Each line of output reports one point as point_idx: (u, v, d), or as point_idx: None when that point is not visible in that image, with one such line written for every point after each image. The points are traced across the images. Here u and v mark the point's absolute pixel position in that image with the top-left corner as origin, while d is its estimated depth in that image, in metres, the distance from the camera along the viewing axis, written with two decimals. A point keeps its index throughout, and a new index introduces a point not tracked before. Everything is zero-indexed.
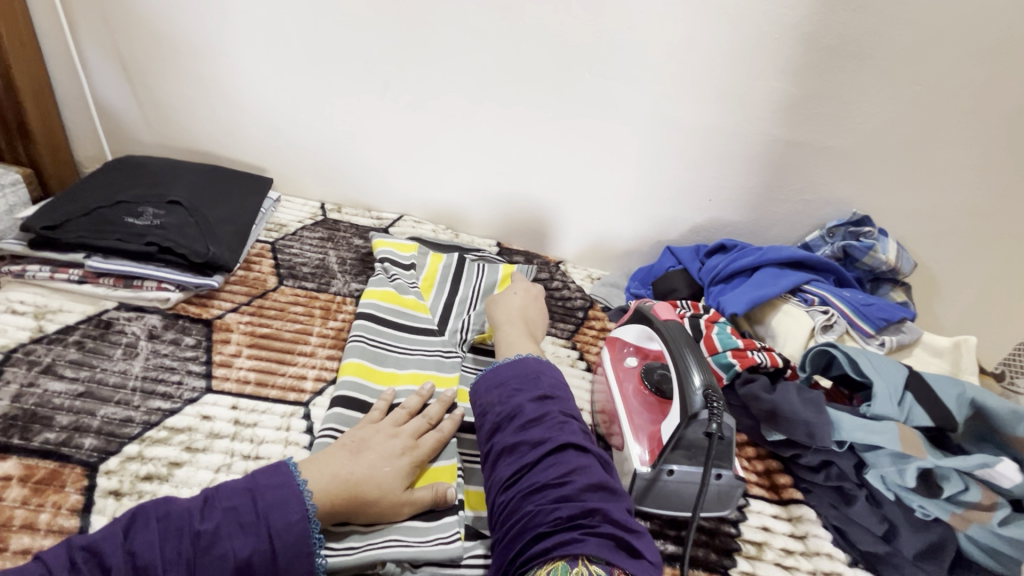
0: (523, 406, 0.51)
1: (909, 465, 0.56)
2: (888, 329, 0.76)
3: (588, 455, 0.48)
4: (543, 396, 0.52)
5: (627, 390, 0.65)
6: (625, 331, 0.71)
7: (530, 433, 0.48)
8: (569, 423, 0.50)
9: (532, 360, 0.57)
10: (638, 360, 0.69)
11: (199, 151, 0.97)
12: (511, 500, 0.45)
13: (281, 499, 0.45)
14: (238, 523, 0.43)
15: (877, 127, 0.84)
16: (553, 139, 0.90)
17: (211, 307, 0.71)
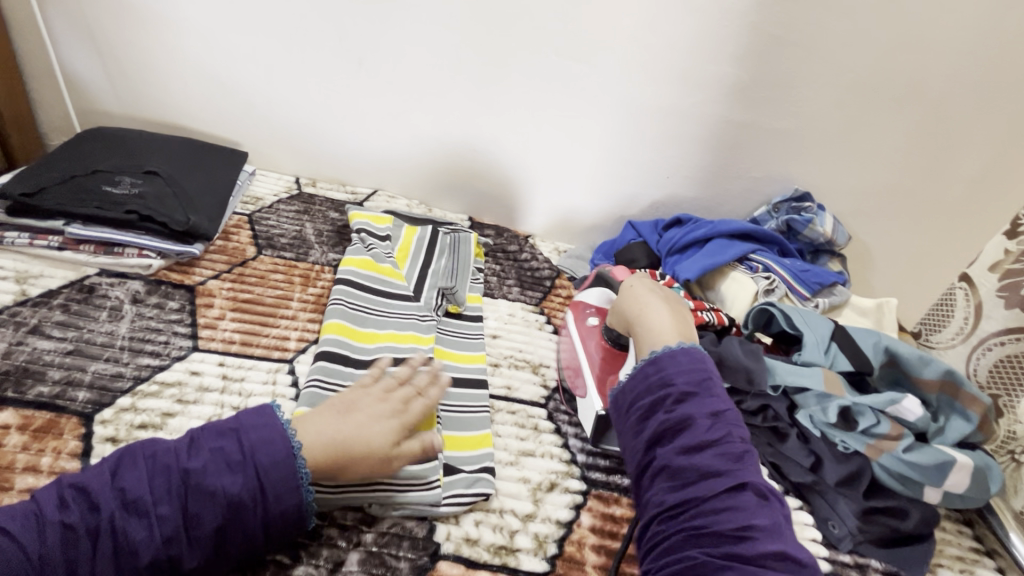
0: (687, 415, 0.51)
1: (831, 402, 0.65)
2: (822, 292, 0.85)
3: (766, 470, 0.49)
4: (690, 394, 0.53)
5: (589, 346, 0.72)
6: (588, 295, 0.79)
7: (700, 453, 0.49)
8: (734, 434, 0.50)
9: (689, 349, 0.57)
10: (598, 319, 0.76)
11: (171, 124, 0.97)
12: (666, 512, 0.48)
13: (266, 439, 0.47)
14: (225, 462, 0.45)
15: (818, 111, 0.92)
16: (523, 118, 0.95)
17: (193, 273, 0.74)
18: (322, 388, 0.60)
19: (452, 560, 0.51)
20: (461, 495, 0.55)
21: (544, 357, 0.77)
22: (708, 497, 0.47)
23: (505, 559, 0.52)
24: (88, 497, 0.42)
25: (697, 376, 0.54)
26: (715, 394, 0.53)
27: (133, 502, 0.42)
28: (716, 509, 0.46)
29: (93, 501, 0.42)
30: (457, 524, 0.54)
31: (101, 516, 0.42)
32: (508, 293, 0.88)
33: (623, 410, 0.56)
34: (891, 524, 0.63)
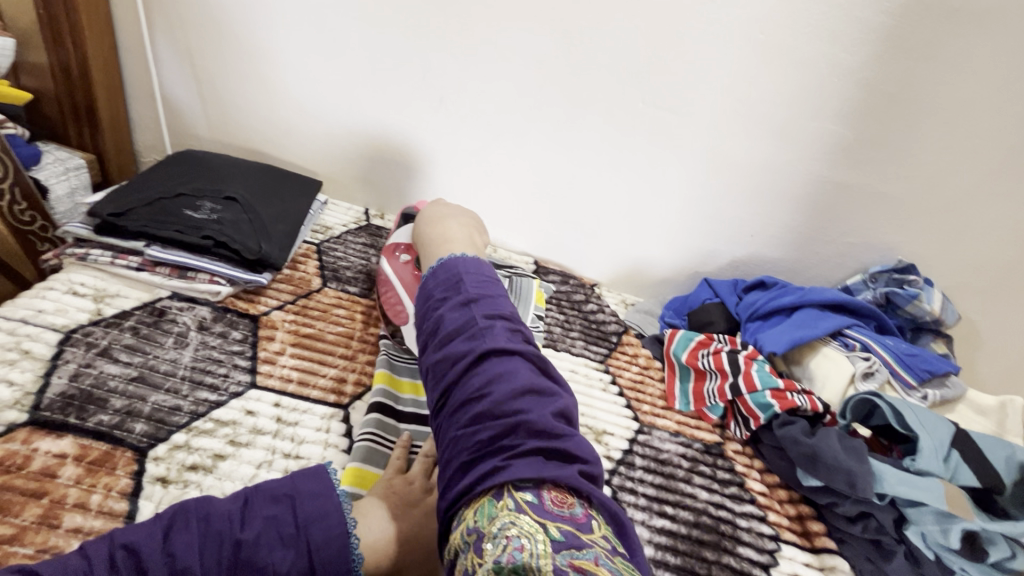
0: (461, 321, 0.47)
1: (954, 525, 0.56)
2: (931, 381, 0.75)
3: (515, 351, 0.45)
4: (444, 301, 0.49)
5: (404, 281, 0.73)
6: (397, 234, 0.78)
7: (452, 351, 0.45)
8: (480, 325, 0.46)
9: (480, 261, 0.55)
10: (409, 255, 0.76)
11: (253, 149, 1.00)
12: (444, 418, 0.43)
13: (322, 511, 0.44)
14: (278, 534, 0.42)
15: (929, 176, 0.84)
16: (601, 164, 0.91)
17: (258, 303, 0.73)
18: (383, 446, 0.58)
19: None
20: None
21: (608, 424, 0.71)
22: (472, 396, 0.42)
23: None
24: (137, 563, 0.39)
25: (483, 280, 0.51)
26: (461, 297, 0.49)
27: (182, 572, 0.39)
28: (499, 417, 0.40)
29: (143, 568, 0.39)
30: None
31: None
32: (572, 346, 0.83)
33: (422, 328, 0.49)
34: None
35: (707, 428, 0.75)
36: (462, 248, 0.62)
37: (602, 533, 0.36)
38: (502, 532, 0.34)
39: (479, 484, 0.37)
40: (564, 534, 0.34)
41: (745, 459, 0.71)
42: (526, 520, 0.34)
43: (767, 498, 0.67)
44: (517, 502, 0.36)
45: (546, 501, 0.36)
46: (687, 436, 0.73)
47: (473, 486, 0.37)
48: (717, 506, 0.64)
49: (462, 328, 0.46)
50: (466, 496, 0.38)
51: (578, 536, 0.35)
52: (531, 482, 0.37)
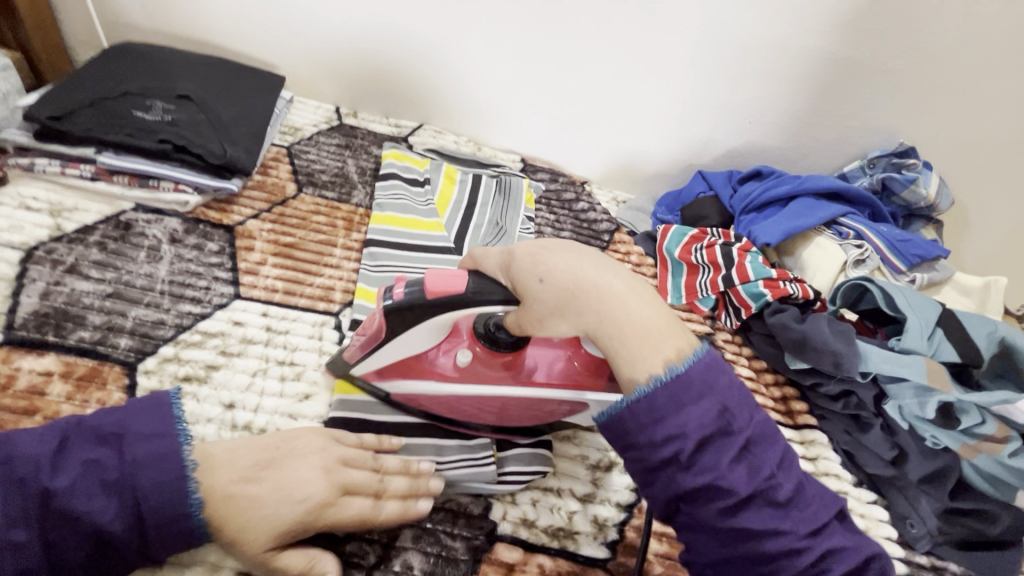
0: (683, 427, 0.38)
1: (931, 397, 0.59)
2: (920, 266, 0.75)
3: (779, 450, 0.41)
4: (706, 438, 0.38)
5: (481, 380, 0.50)
6: (409, 342, 0.49)
7: (695, 470, 0.38)
8: (730, 440, 0.39)
9: (707, 357, 0.41)
10: (467, 351, 0.51)
11: (203, 42, 0.89)
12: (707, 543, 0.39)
13: (155, 454, 0.40)
14: (99, 480, 0.39)
15: (939, 48, 0.78)
16: (593, 45, 0.83)
17: (231, 213, 0.68)
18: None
19: (509, 542, 0.48)
20: (518, 473, 0.51)
21: None
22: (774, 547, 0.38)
23: (564, 543, 0.49)
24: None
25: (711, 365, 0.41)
26: (733, 436, 0.39)
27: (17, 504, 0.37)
28: (753, 488, 0.38)
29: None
30: (513, 502, 0.50)
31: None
32: None
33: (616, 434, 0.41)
34: (979, 528, 0.57)
35: (699, 320, 0.76)
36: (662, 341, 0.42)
37: None
38: None
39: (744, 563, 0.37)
40: None
41: (734, 347, 0.73)
42: None
43: (754, 383, 0.69)
44: None
45: None
46: None
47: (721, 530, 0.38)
48: None
49: (659, 438, 0.39)
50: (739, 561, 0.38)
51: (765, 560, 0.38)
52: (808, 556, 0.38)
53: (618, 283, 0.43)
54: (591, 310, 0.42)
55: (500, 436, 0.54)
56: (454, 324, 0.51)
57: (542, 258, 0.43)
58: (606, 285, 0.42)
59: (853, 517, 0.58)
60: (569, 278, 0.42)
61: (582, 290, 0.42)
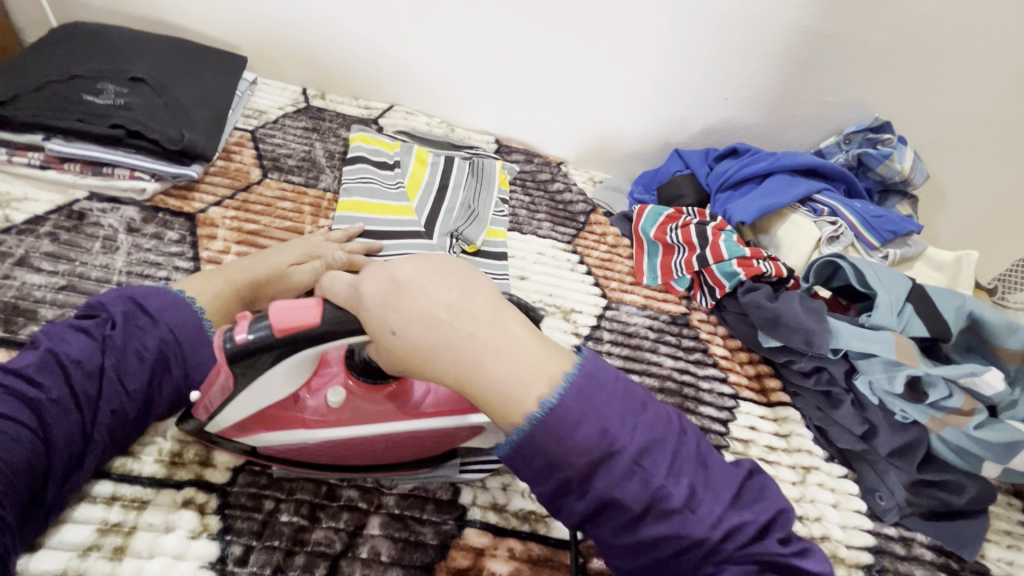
0: (614, 495, 0.38)
1: (899, 372, 0.59)
2: (893, 241, 0.75)
3: (717, 482, 0.41)
4: (592, 465, 0.38)
5: (367, 414, 0.46)
6: (268, 387, 0.44)
7: (644, 529, 0.38)
8: (667, 493, 0.38)
9: (588, 368, 0.40)
10: (337, 388, 0.47)
11: (159, 21, 0.85)
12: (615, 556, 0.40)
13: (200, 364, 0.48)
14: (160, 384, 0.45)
15: (915, 19, 0.77)
16: (565, 21, 0.81)
17: (192, 200, 0.66)
18: None
19: (479, 527, 0.47)
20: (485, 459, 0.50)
21: (575, 302, 0.71)
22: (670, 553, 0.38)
23: (535, 526, 0.49)
24: (105, 301, 0.46)
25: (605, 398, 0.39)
26: (618, 458, 0.38)
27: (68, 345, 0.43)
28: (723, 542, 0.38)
29: (98, 313, 0.45)
30: (484, 487, 0.50)
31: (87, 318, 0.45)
32: (538, 228, 0.80)
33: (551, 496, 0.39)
34: (947, 499, 0.57)
35: (674, 300, 0.75)
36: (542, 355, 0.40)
37: None
38: None
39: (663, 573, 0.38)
40: None
41: (709, 327, 0.73)
42: None
43: (729, 361, 0.69)
44: None
45: None
46: (654, 309, 0.73)
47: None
48: (682, 372, 0.66)
49: (589, 475, 0.38)
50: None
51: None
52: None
53: (475, 315, 0.40)
54: (470, 362, 0.39)
55: None
56: (320, 358, 0.46)
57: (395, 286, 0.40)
58: (467, 326, 0.39)
59: (823, 491, 0.59)
60: (427, 324, 0.39)
61: (430, 308, 0.39)
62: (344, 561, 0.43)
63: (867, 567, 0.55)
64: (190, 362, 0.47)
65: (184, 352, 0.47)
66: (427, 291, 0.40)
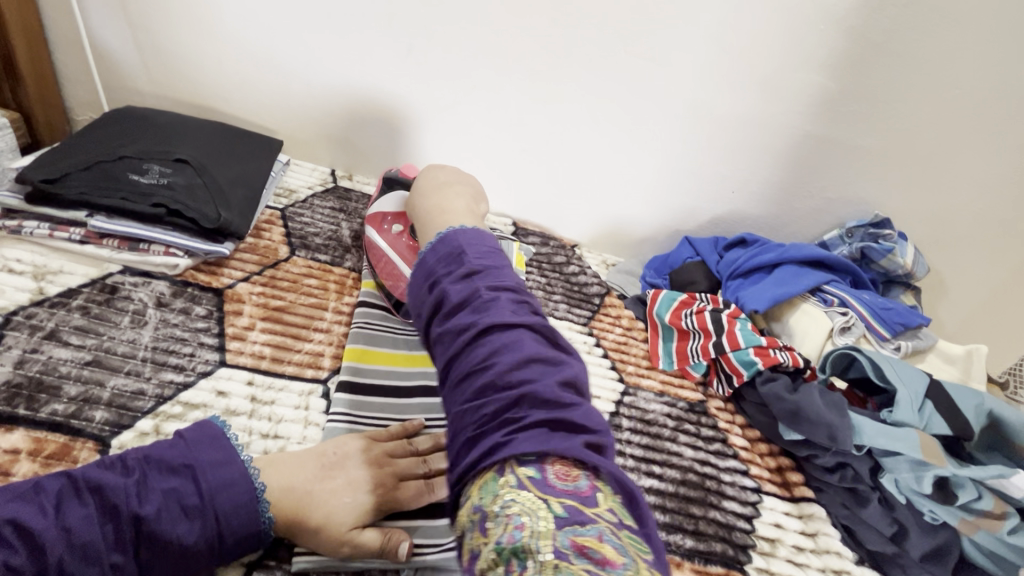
0: (490, 307, 0.43)
1: (927, 472, 0.58)
2: (904, 333, 0.77)
3: (515, 319, 0.43)
4: (443, 276, 0.47)
5: (405, 251, 0.70)
6: (382, 206, 0.74)
7: (455, 321, 0.44)
8: (479, 293, 0.45)
9: (469, 235, 0.51)
10: (401, 224, 0.73)
11: (202, 105, 0.91)
12: (449, 388, 0.42)
13: (227, 481, 0.44)
14: (180, 507, 0.42)
15: (908, 127, 0.83)
16: (583, 120, 0.88)
17: (222, 276, 0.68)
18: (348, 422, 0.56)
19: None
20: None
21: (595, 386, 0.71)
22: (472, 365, 0.41)
23: None
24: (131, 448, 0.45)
25: (485, 251, 0.49)
26: (462, 267, 0.47)
27: (108, 508, 0.41)
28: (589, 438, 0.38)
29: (115, 465, 0.43)
30: None
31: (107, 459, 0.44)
32: (555, 310, 0.81)
33: (420, 305, 0.48)
34: None
35: (691, 387, 0.75)
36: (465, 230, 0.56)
37: (608, 506, 0.35)
38: (505, 510, 0.34)
39: (484, 464, 0.37)
40: (568, 509, 0.34)
41: (727, 416, 0.72)
42: (529, 496, 0.34)
43: (748, 452, 0.68)
44: (519, 478, 0.35)
45: (550, 475, 0.35)
46: (671, 396, 0.73)
47: (478, 461, 0.37)
48: (703, 463, 0.65)
49: (442, 274, 0.48)
50: (471, 472, 0.37)
51: (581, 509, 0.34)
52: (533, 457, 0.36)
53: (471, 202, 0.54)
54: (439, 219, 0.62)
55: None
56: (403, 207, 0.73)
57: (436, 187, 0.67)
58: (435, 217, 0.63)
59: None
60: (435, 204, 0.64)
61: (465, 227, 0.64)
62: None
63: None
64: (216, 490, 0.43)
65: (202, 473, 0.44)
66: (454, 189, 0.67)
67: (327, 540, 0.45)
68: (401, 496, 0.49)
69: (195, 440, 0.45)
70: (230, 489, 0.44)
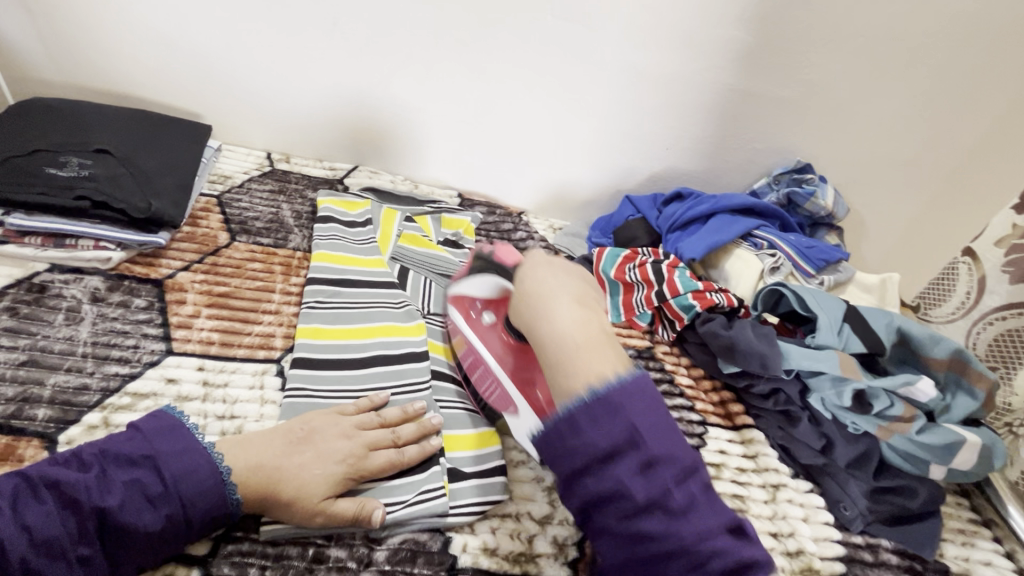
0: (624, 484, 0.45)
1: (846, 386, 0.64)
2: (827, 269, 0.83)
3: (714, 517, 0.45)
4: (614, 459, 0.46)
5: (495, 353, 0.62)
6: (469, 286, 0.66)
7: (635, 522, 0.44)
8: (672, 494, 0.45)
9: (633, 385, 0.48)
10: (493, 313, 0.65)
11: (119, 94, 0.87)
12: (613, 528, 0.45)
13: (190, 467, 0.44)
14: (144, 496, 0.42)
15: (821, 77, 0.89)
16: (520, 86, 0.89)
17: (160, 266, 0.66)
18: (301, 397, 0.56)
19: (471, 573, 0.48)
20: (474, 501, 0.52)
21: None
22: (657, 542, 0.44)
23: (526, 568, 0.49)
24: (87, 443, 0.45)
25: (659, 427, 0.47)
26: (641, 454, 0.45)
27: (67, 502, 0.41)
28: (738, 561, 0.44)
29: (72, 463, 0.43)
30: (473, 532, 0.51)
31: (65, 458, 0.43)
32: None
33: (564, 450, 0.47)
34: (902, 503, 0.63)
35: (638, 335, 0.79)
36: (606, 363, 0.51)
37: None
38: None
39: None
40: None
41: (673, 359, 0.77)
42: None
43: (693, 389, 0.73)
44: None
45: None
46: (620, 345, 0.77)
47: None
48: None
49: (603, 455, 0.46)
50: None
51: None
52: None
53: (556, 298, 0.56)
54: (560, 347, 0.53)
55: (452, 466, 0.54)
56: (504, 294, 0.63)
57: (537, 288, 0.58)
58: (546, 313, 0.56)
59: (793, 507, 0.63)
60: (545, 305, 0.56)
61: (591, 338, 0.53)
62: None
63: None
64: (181, 476, 0.44)
65: (165, 462, 0.44)
66: (559, 295, 0.57)
67: (298, 512, 0.46)
68: (372, 465, 0.50)
69: (152, 431, 0.46)
70: (193, 475, 0.44)
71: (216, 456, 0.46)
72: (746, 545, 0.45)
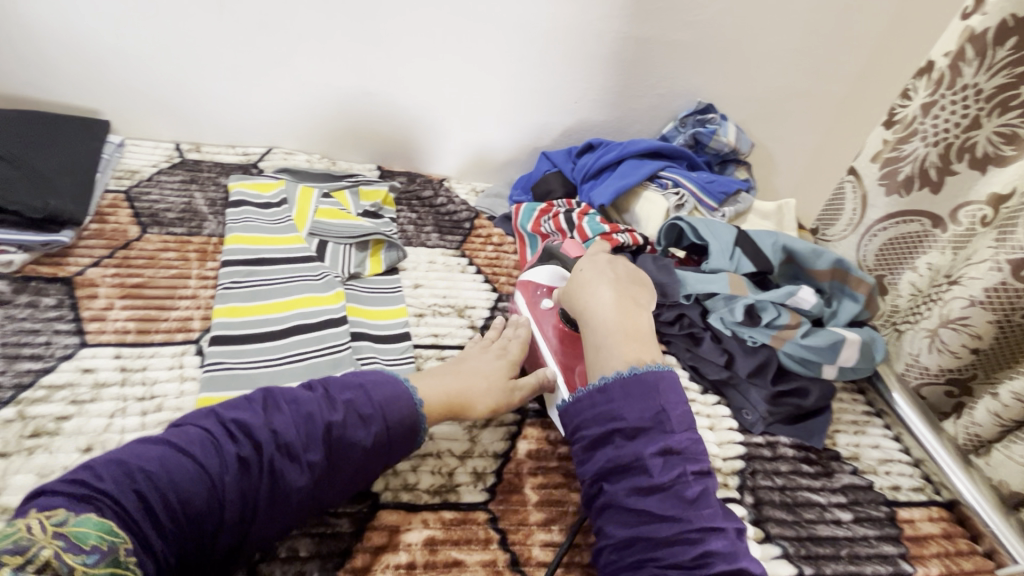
0: (645, 462, 0.49)
1: (737, 302, 0.71)
2: (727, 201, 0.89)
3: (722, 518, 0.48)
4: (640, 433, 0.50)
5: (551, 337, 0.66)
6: (536, 273, 0.71)
7: (647, 499, 0.48)
8: (685, 482, 0.48)
9: (670, 377, 0.54)
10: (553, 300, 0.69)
11: (6, 97, 0.84)
12: (623, 501, 0.48)
13: (364, 416, 0.48)
14: (361, 422, 0.48)
15: (710, 18, 0.92)
16: (423, 52, 0.89)
17: (67, 265, 0.66)
18: (220, 370, 0.58)
19: (392, 508, 0.52)
20: None
21: (469, 300, 0.77)
22: (663, 519, 0.46)
23: (446, 497, 0.54)
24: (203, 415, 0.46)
25: (683, 419, 0.52)
26: (664, 437, 0.50)
27: (226, 455, 0.43)
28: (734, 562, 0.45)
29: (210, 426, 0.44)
30: (394, 473, 0.54)
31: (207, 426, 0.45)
32: (426, 241, 0.86)
33: (596, 415, 0.53)
34: (799, 403, 0.69)
35: None
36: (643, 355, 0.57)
37: None
38: None
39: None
40: None
41: None
42: None
43: None
44: None
45: None
46: None
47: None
48: None
49: (634, 427, 0.51)
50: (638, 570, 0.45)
51: None
52: None
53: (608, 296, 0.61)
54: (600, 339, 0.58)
55: None
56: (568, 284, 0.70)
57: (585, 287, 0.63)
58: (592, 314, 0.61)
59: (700, 418, 0.69)
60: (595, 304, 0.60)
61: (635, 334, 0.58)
62: (264, 565, 0.46)
63: (740, 472, 0.64)
64: (361, 423, 0.48)
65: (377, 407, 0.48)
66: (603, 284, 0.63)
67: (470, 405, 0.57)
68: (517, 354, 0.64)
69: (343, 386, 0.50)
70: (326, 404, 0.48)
71: (408, 385, 0.52)
72: (748, 555, 0.47)
